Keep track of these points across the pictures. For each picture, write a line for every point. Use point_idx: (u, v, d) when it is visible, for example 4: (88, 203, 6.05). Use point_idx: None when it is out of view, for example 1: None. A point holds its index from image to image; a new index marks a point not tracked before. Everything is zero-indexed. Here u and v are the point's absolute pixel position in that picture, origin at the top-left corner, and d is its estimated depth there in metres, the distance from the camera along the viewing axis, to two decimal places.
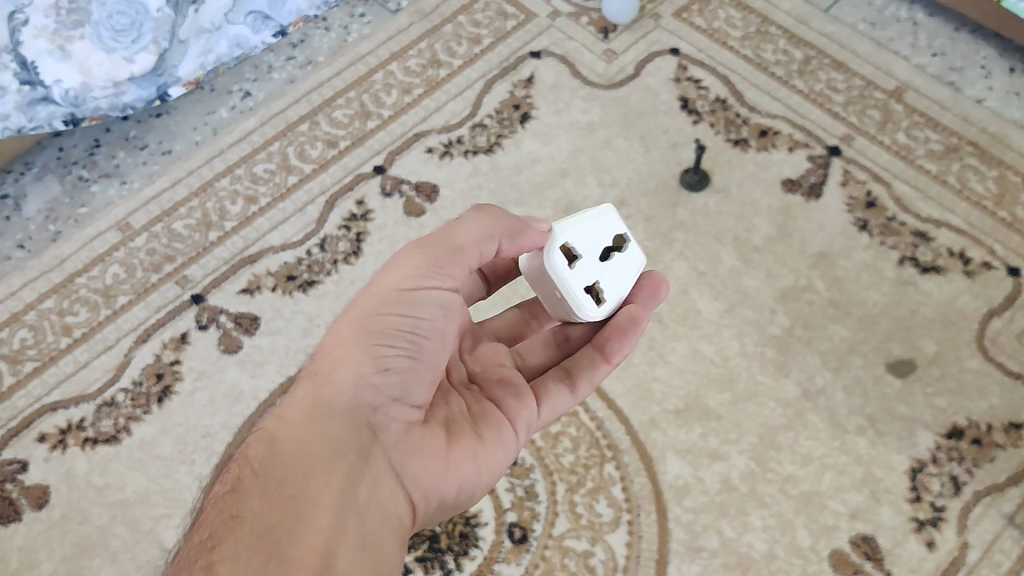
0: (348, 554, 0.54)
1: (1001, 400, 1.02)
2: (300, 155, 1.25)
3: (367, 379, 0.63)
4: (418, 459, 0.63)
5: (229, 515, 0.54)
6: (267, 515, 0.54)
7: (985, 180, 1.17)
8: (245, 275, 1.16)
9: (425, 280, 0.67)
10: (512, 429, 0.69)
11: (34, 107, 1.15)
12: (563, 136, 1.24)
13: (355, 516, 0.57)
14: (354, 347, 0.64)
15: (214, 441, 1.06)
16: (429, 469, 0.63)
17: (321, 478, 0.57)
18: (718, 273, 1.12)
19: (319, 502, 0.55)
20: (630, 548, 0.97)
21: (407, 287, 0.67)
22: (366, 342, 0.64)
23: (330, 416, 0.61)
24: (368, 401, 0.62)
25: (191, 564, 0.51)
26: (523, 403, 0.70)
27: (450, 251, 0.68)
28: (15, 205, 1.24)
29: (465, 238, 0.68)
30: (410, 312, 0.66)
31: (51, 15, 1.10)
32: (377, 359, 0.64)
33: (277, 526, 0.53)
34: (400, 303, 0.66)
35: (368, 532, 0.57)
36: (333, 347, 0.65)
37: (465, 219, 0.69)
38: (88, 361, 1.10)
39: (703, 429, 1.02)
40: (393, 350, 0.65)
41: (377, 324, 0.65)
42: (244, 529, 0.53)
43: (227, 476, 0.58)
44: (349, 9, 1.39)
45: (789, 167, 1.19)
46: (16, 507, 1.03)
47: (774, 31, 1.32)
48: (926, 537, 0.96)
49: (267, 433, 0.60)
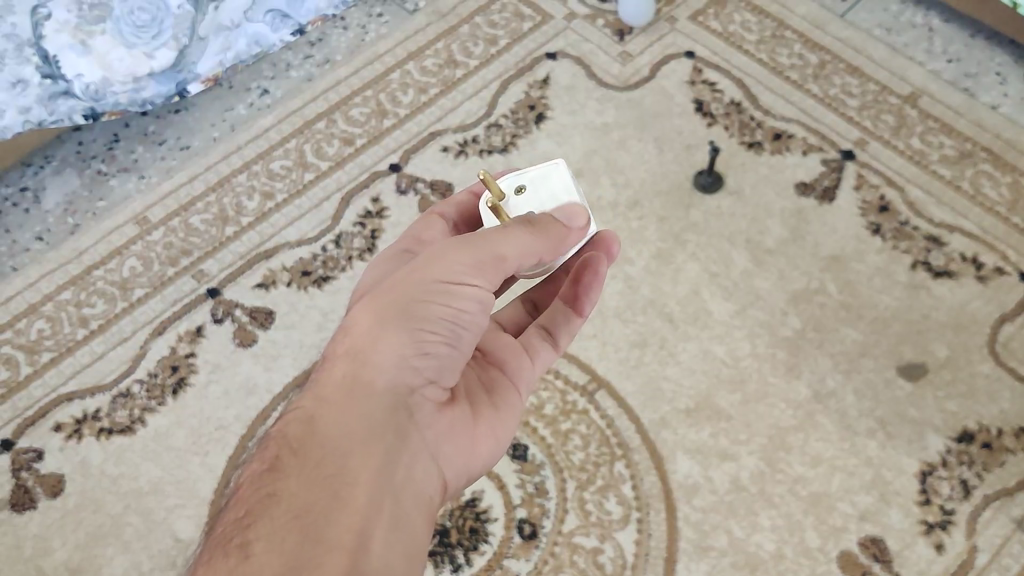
0: (385, 537, 0.54)
1: (1012, 405, 1.02)
2: (317, 152, 1.26)
3: (406, 362, 0.61)
4: (447, 440, 0.63)
5: (268, 494, 0.53)
6: (305, 495, 0.53)
7: (998, 186, 1.17)
8: (261, 270, 1.17)
9: (463, 275, 0.63)
10: (517, 393, 0.71)
11: (55, 101, 1.17)
12: (577, 137, 1.25)
13: (394, 499, 0.56)
14: (392, 325, 0.61)
15: (228, 433, 1.06)
16: (456, 449, 0.64)
17: (361, 459, 0.56)
18: (730, 274, 1.13)
19: (360, 485, 0.54)
20: (639, 546, 0.98)
21: (451, 288, 0.62)
22: (406, 326, 0.61)
23: (368, 394, 0.59)
24: (408, 383, 0.61)
25: (228, 541, 0.51)
26: (520, 362, 0.72)
27: (494, 258, 0.64)
28: (34, 197, 1.26)
29: (509, 248, 0.65)
30: (450, 300, 0.62)
31: (74, 9, 1.11)
32: (418, 344, 0.61)
33: (319, 504, 0.52)
34: (442, 293, 0.62)
35: (405, 513, 0.56)
36: (370, 322, 0.61)
37: (516, 232, 0.66)
38: (104, 352, 1.12)
39: (714, 429, 1.03)
40: (433, 335, 0.62)
41: (419, 310, 0.62)
42: (281, 507, 0.52)
43: (262, 451, 0.56)
44: (367, 9, 1.40)
45: (803, 171, 1.20)
46: (31, 495, 1.04)
47: (789, 35, 1.32)
48: (935, 540, 0.96)
49: (306, 411, 0.58)
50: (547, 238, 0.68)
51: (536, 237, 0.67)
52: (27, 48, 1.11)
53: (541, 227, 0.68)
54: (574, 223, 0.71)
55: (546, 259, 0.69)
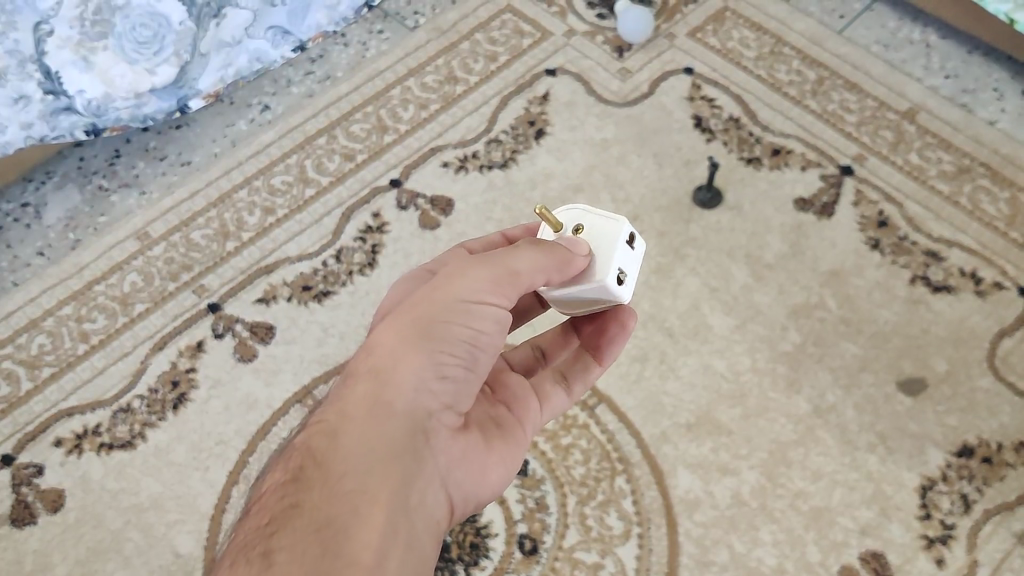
0: (398, 559, 0.53)
1: (1012, 419, 1.03)
2: (318, 168, 1.26)
3: (427, 384, 0.60)
4: (462, 465, 0.63)
5: (290, 504, 0.53)
6: (326, 508, 0.53)
7: (997, 201, 1.17)
8: (262, 284, 1.17)
9: (483, 298, 0.63)
10: (523, 430, 0.70)
11: (57, 116, 1.17)
12: (577, 152, 1.25)
13: (408, 521, 0.55)
14: (413, 345, 0.61)
15: (228, 448, 1.06)
16: (470, 475, 0.63)
17: (378, 477, 0.56)
18: (730, 288, 1.13)
19: (377, 502, 0.54)
20: (639, 561, 0.98)
21: (471, 312, 0.62)
22: (428, 346, 0.61)
23: (389, 413, 0.59)
24: (427, 406, 0.60)
25: (250, 548, 0.50)
26: (533, 404, 0.72)
27: (508, 275, 0.62)
28: (36, 212, 1.26)
29: (521, 266, 0.62)
30: (471, 322, 0.62)
31: (76, 26, 1.12)
32: (438, 366, 0.61)
33: (338, 519, 0.52)
34: (462, 314, 0.62)
35: (416, 536, 0.56)
36: (394, 341, 0.61)
37: (524, 248, 0.63)
38: (105, 366, 1.12)
39: (715, 443, 1.03)
40: (453, 358, 0.62)
41: (440, 331, 0.62)
42: (301, 518, 0.52)
43: (285, 463, 0.56)
44: (368, 26, 1.41)
45: (802, 186, 1.20)
46: (32, 510, 1.04)
47: (787, 51, 1.33)
48: (935, 554, 0.96)
49: (329, 425, 0.58)
50: (559, 255, 0.63)
51: (547, 256, 0.62)
52: (29, 65, 1.11)
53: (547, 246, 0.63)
54: (576, 249, 0.64)
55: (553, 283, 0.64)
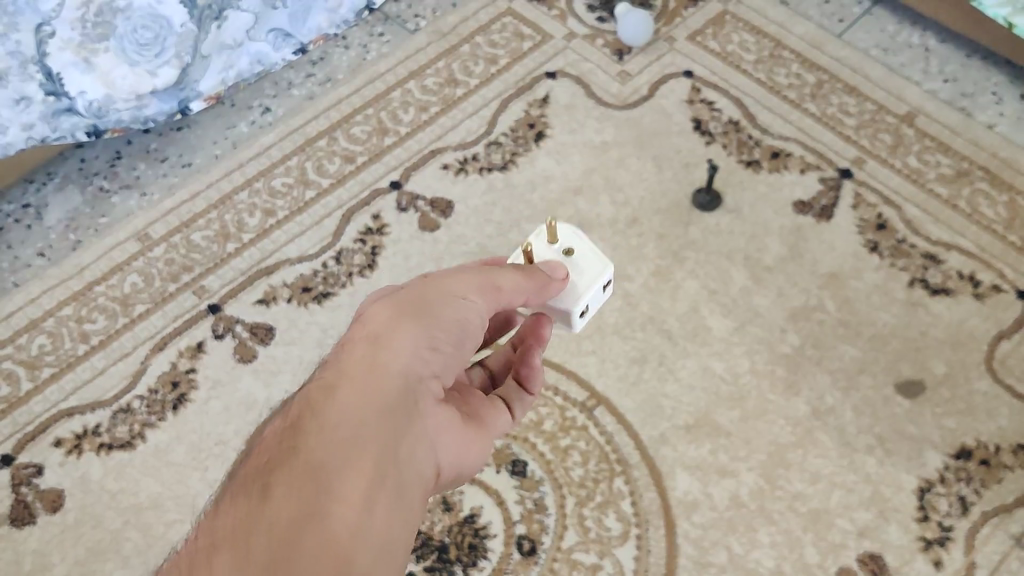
0: (388, 510, 0.50)
1: (1010, 422, 1.03)
2: (318, 170, 1.27)
3: (420, 353, 0.59)
4: (451, 436, 0.60)
5: (287, 445, 0.50)
6: (321, 451, 0.50)
7: (995, 205, 1.18)
8: (262, 286, 1.17)
9: (467, 294, 0.63)
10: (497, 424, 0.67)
11: (58, 118, 1.18)
12: (577, 155, 1.26)
13: (399, 477, 0.53)
14: (407, 319, 0.60)
15: (228, 449, 1.07)
16: (458, 446, 0.60)
17: (374, 428, 0.53)
18: (729, 291, 1.13)
19: (370, 451, 0.52)
20: (637, 563, 0.98)
21: (460, 305, 0.62)
22: (421, 321, 0.60)
23: (383, 373, 0.56)
24: (420, 373, 0.58)
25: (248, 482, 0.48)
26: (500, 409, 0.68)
27: (493, 286, 0.64)
28: (36, 213, 1.26)
29: (505, 282, 0.65)
30: (459, 312, 0.62)
31: (77, 28, 1.13)
32: (431, 339, 0.60)
33: (332, 463, 0.50)
34: (451, 303, 0.62)
35: (406, 492, 0.53)
36: (389, 311, 0.60)
37: (508, 269, 0.66)
38: (105, 367, 1.12)
39: (713, 445, 1.03)
40: (444, 334, 0.60)
41: (432, 312, 0.61)
42: (294, 466, 0.49)
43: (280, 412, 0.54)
44: (368, 28, 1.41)
45: (801, 190, 1.20)
46: (31, 510, 1.04)
47: (787, 55, 1.33)
48: (933, 556, 0.96)
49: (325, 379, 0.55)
50: (534, 283, 0.67)
51: (529, 282, 0.67)
52: (30, 66, 1.12)
53: (528, 273, 0.68)
54: (555, 274, 0.70)
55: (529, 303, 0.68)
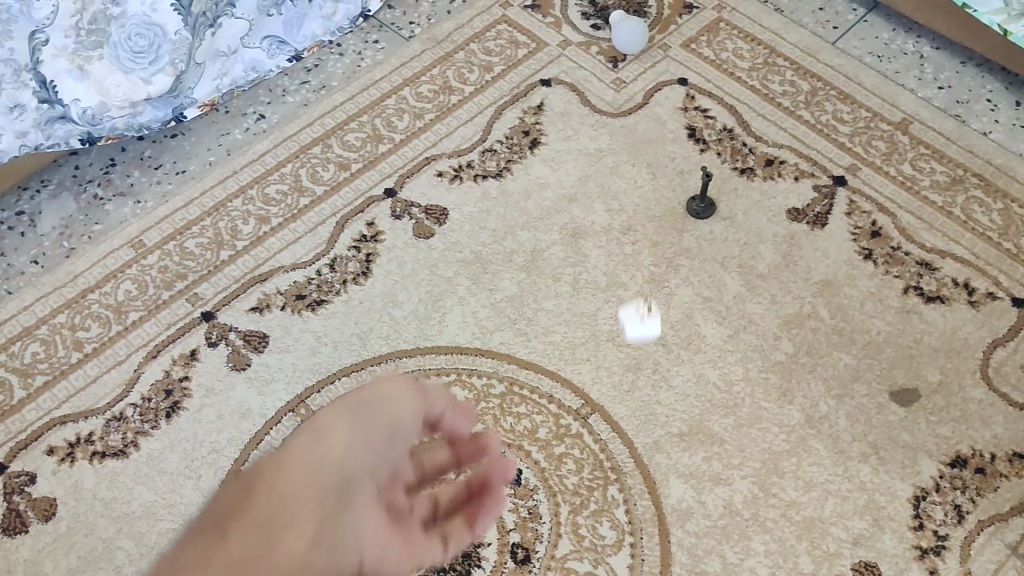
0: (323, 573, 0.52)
1: (1005, 430, 1.03)
2: (312, 177, 1.27)
3: (355, 445, 0.58)
4: (382, 557, 0.55)
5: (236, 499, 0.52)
6: (265, 510, 0.52)
7: (989, 213, 1.18)
8: (255, 293, 1.17)
9: (396, 403, 0.60)
10: (456, 490, 0.61)
11: (52, 125, 1.17)
12: (571, 162, 1.26)
13: (331, 556, 0.52)
14: (343, 416, 0.59)
15: (221, 457, 1.06)
16: (403, 555, 0.56)
17: (294, 504, 0.53)
18: (723, 299, 1.13)
19: (298, 537, 0.52)
20: (631, 571, 0.97)
21: (387, 407, 0.60)
22: (350, 420, 0.59)
23: (318, 467, 0.56)
24: (360, 468, 0.57)
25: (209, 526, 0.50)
26: (463, 420, 0.63)
27: (411, 388, 0.60)
28: (30, 220, 1.26)
29: (426, 403, 0.60)
30: (388, 428, 0.59)
31: (72, 35, 1.13)
32: (361, 438, 0.58)
33: (269, 517, 0.51)
34: (385, 419, 0.59)
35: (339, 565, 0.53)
36: (333, 412, 0.59)
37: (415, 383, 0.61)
38: (98, 375, 1.12)
39: (707, 453, 1.03)
40: (372, 431, 0.59)
41: (360, 414, 0.59)
42: (241, 520, 0.51)
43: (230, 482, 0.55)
44: (363, 35, 1.41)
45: (795, 197, 1.20)
46: (22, 519, 1.03)
47: (781, 63, 1.34)
48: (928, 565, 0.96)
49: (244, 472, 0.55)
50: (444, 400, 0.61)
51: (428, 395, 0.61)
52: (24, 73, 1.12)
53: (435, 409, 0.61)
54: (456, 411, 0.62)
55: (445, 417, 0.61)
